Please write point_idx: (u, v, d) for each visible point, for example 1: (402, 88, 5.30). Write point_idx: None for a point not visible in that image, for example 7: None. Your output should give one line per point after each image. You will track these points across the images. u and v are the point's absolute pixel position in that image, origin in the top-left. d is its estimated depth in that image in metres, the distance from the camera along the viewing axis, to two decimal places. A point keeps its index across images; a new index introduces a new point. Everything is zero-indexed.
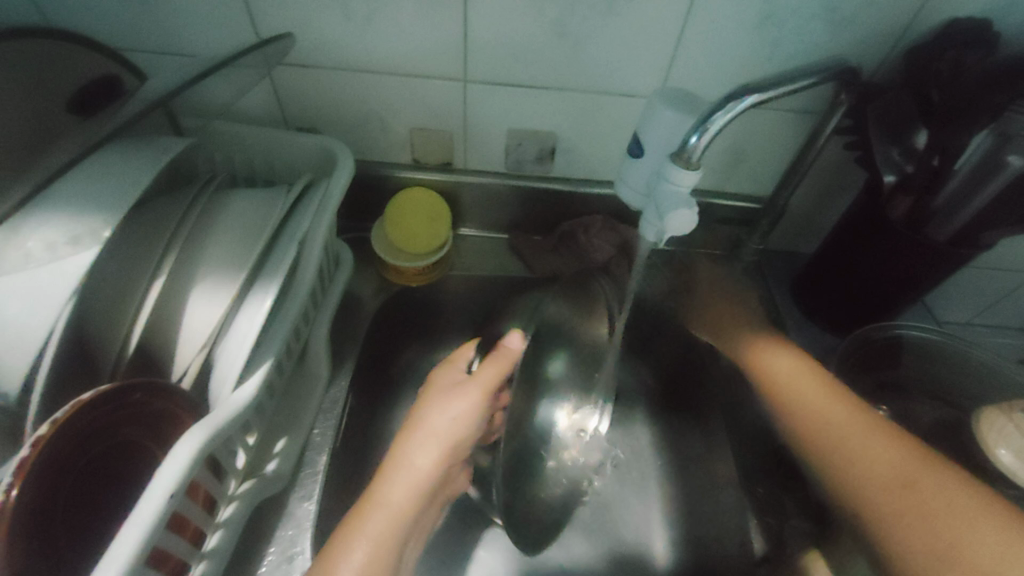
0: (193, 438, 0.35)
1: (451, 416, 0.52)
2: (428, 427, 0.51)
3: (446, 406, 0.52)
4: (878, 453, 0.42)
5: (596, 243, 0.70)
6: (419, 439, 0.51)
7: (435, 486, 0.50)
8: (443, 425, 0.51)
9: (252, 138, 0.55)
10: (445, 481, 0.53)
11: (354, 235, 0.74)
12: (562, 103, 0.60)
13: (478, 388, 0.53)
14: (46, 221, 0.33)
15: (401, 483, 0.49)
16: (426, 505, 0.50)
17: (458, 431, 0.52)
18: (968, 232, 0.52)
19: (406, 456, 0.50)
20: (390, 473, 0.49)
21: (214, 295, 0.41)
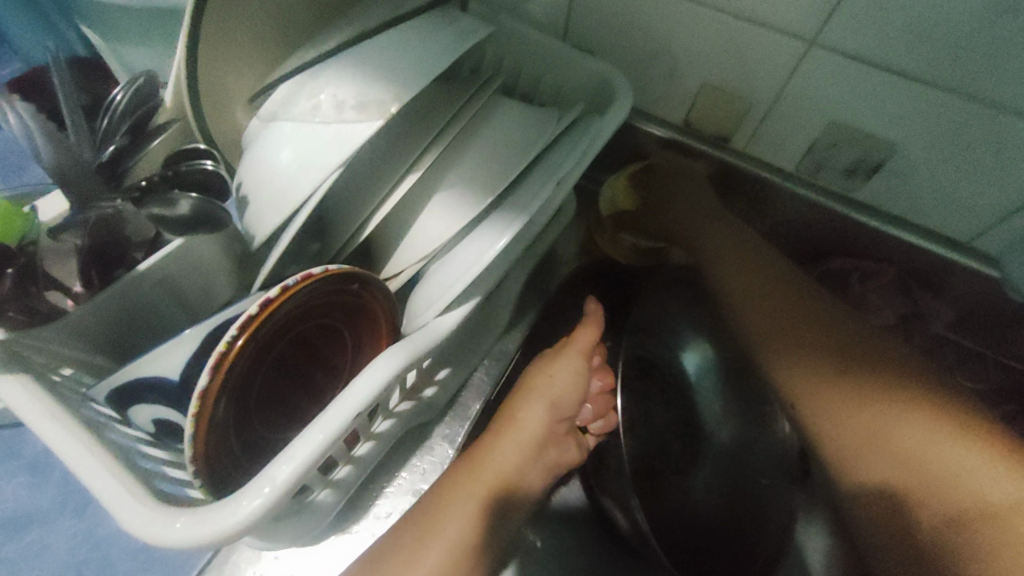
0: (393, 358, 0.32)
1: (559, 380, 0.47)
2: (538, 388, 0.47)
3: (555, 369, 0.48)
4: (938, 444, 0.41)
5: (873, 304, 0.55)
6: (529, 399, 0.47)
7: (538, 447, 0.46)
8: (552, 388, 0.47)
9: (531, 45, 0.48)
10: (554, 448, 0.47)
11: (579, 184, 0.66)
12: (938, 109, 0.43)
13: (576, 352, 0.48)
14: (338, 75, 0.30)
15: (507, 439, 0.45)
16: (531, 469, 0.45)
17: (563, 396, 0.47)
18: None
19: (512, 415, 0.47)
20: (499, 432, 0.46)
21: (451, 211, 0.37)
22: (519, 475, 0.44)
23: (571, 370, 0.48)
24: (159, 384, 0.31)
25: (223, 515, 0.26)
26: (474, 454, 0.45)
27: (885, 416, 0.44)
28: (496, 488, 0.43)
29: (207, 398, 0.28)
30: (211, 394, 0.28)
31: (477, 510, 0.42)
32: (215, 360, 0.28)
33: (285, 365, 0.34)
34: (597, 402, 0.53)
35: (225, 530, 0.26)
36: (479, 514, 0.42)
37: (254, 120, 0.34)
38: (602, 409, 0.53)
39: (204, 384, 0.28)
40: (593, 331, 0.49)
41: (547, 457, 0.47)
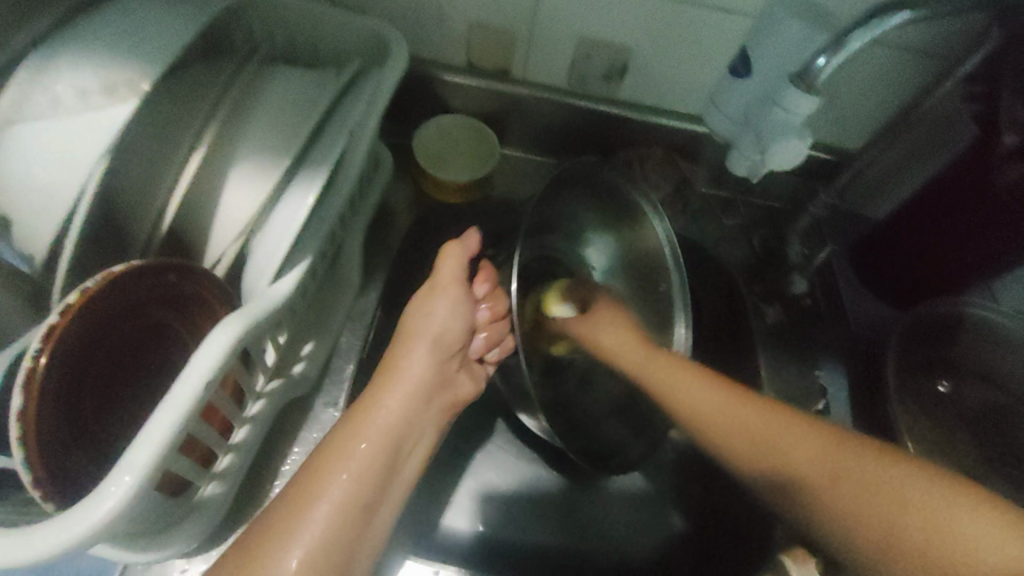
0: (232, 323, 0.32)
1: (439, 317, 0.49)
2: (418, 327, 0.48)
3: (434, 307, 0.49)
4: (787, 443, 0.42)
5: (653, 179, 0.64)
6: (413, 345, 0.48)
7: (426, 391, 0.46)
8: (433, 327, 0.49)
9: (294, 10, 0.48)
10: (445, 387, 0.49)
11: (393, 141, 0.68)
12: (649, 10, 0.52)
13: (451, 283, 0.49)
14: (74, 64, 0.29)
15: (392, 389, 0.45)
16: (420, 416, 0.46)
17: (443, 333, 0.49)
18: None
19: (397, 365, 0.47)
20: (384, 383, 0.46)
21: (253, 182, 0.38)
22: (406, 423, 0.44)
23: (451, 301, 0.49)
24: None
25: (84, 515, 0.26)
26: (352, 415, 0.43)
27: (701, 395, 0.46)
28: (386, 441, 0.42)
29: (27, 417, 0.27)
30: (31, 413, 0.27)
31: (371, 464, 0.40)
32: (24, 379, 0.27)
33: (118, 372, 0.33)
34: (493, 330, 0.54)
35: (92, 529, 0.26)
36: (371, 471, 0.40)
37: None
38: (497, 335, 0.55)
39: (19, 407, 0.27)
40: (460, 258, 0.50)
41: (437, 399, 0.48)
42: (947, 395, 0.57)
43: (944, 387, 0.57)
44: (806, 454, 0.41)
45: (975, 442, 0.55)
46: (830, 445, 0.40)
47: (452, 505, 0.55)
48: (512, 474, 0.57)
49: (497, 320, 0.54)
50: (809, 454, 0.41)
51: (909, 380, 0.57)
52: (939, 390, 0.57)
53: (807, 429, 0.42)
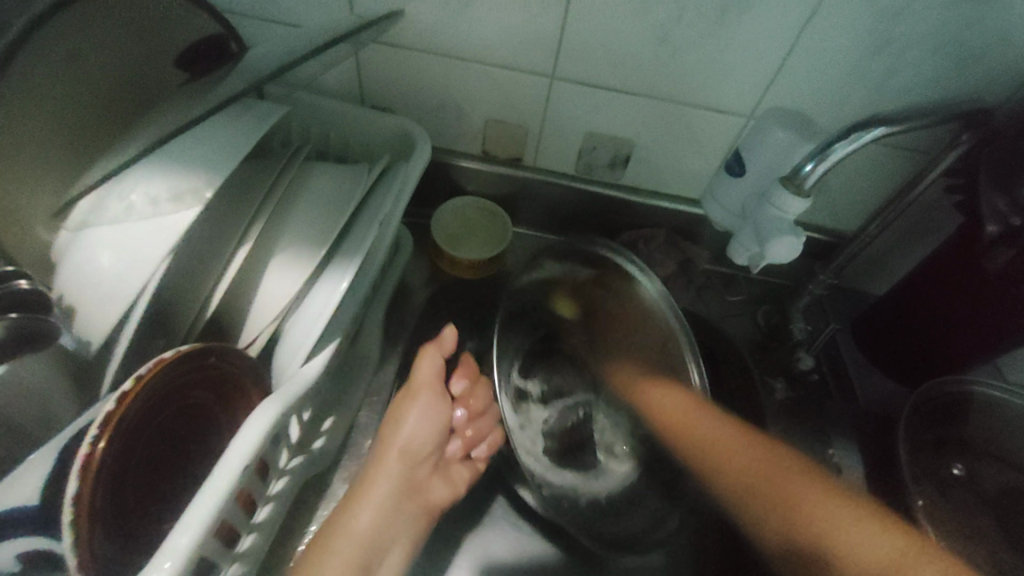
0: (266, 412, 0.34)
1: (409, 427, 0.50)
2: (390, 438, 0.50)
3: (406, 414, 0.50)
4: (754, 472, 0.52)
5: (658, 258, 0.67)
6: (385, 464, 0.50)
7: (396, 501, 0.49)
8: (401, 439, 0.50)
9: (332, 112, 0.54)
10: (416, 493, 0.50)
11: (413, 221, 0.73)
12: (647, 111, 0.58)
13: (428, 390, 0.50)
14: (149, 174, 0.33)
15: (371, 498, 0.48)
16: (392, 523, 0.49)
17: (412, 442, 0.50)
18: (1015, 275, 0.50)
19: (371, 480, 0.49)
20: (357, 496, 0.49)
21: (291, 270, 0.41)
22: (376, 539, 0.47)
23: (422, 408, 0.50)
24: (20, 513, 0.30)
25: None
26: (332, 523, 0.47)
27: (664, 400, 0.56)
28: (359, 551, 0.46)
29: (81, 502, 0.29)
30: (84, 498, 0.29)
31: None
32: (81, 465, 0.29)
33: (158, 453, 0.35)
34: (476, 428, 0.55)
35: None
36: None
37: (64, 233, 0.35)
38: (481, 432, 0.55)
39: (74, 491, 0.28)
40: (436, 360, 0.50)
41: (413, 504, 0.50)
42: (963, 478, 0.57)
43: (958, 469, 0.57)
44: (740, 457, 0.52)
45: (999, 528, 0.54)
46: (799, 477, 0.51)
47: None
48: (522, 549, 0.56)
49: (478, 418, 0.54)
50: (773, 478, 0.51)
51: (923, 459, 0.57)
52: (954, 473, 0.57)
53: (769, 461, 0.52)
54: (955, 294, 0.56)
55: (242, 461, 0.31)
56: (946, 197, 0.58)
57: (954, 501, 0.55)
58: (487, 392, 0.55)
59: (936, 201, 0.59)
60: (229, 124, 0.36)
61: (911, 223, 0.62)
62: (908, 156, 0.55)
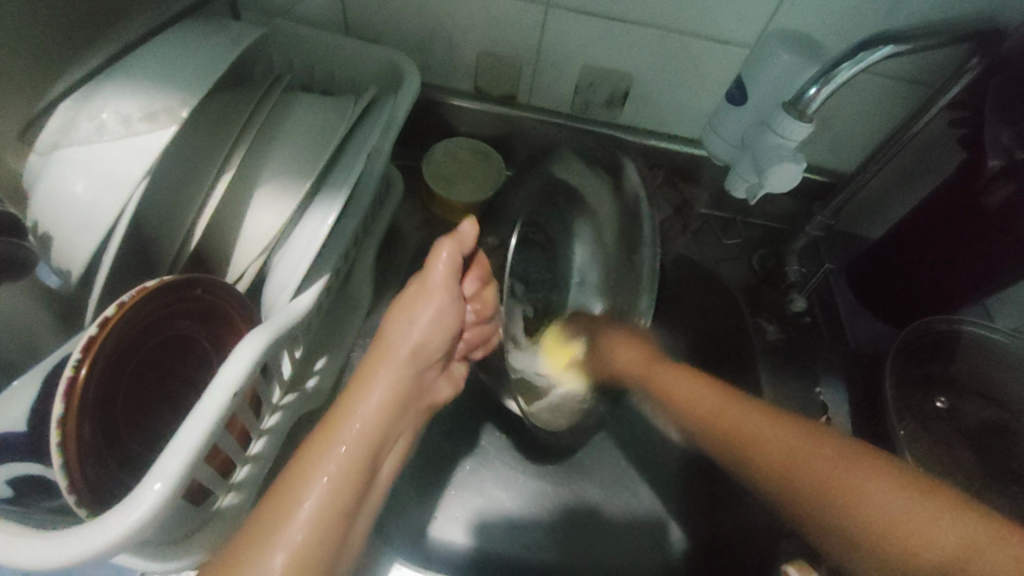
0: (256, 339, 0.34)
1: (420, 326, 0.45)
2: (398, 335, 0.45)
3: (416, 315, 0.45)
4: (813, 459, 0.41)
5: (654, 200, 0.65)
6: (389, 359, 0.45)
7: (405, 401, 0.44)
8: (410, 338, 0.45)
9: (314, 41, 0.51)
10: (420, 396, 0.47)
11: (403, 164, 0.71)
12: (646, 41, 0.55)
13: (441, 288, 0.45)
14: (119, 93, 0.31)
15: (375, 386, 0.43)
16: (398, 422, 0.44)
17: (424, 344, 0.46)
18: (1014, 209, 0.50)
19: (369, 377, 0.44)
20: (359, 389, 0.43)
21: (276, 201, 0.39)
22: (382, 434, 0.42)
23: (436, 310, 0.46)
24: (7, 437, 0.30)
25: (123, 517, 0.28)
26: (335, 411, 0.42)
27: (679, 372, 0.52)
28: (365, 451, 0.40)
29: (69, 423, 0.29)
30: (72, 419, 0.29)
31: (354, 466, 0.39)
32: (65, 388, 0.29)
33: (145, 383, 0.35)
34: (478, 332, 0.51)
35: (125, 529, 0.27)
36: (348, 484, 0.38)
37: (33, 157, 0.33)
38: (483, 335, 0.52)
39: (61, 412, 0.28)
40: (455, 254, 0.45)
41: (416, 404, 0.47)
42: (945, 411, 0.58)
43: (940, 402, 0.59)
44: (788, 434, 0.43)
45: (977, 456, 0.56)
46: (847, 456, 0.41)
47: (448, 514, 0.56)
48: (516, 489, 0.58)
49: (485, 321, 0.50)
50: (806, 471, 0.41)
51: (907, 391, 0.58)
52: (937, 407, 0.58)
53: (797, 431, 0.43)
54: (951, 233, 0.55)
55: (235, 384, 0.31)
56: (949, 134, 0.57)
57: (935, 431, 0.57)
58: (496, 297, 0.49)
59: (937, 140, 0.58)
60: (200, 42, 0.34)
61: (912, 162, 0.61)
62: (914, 89, 0.54)
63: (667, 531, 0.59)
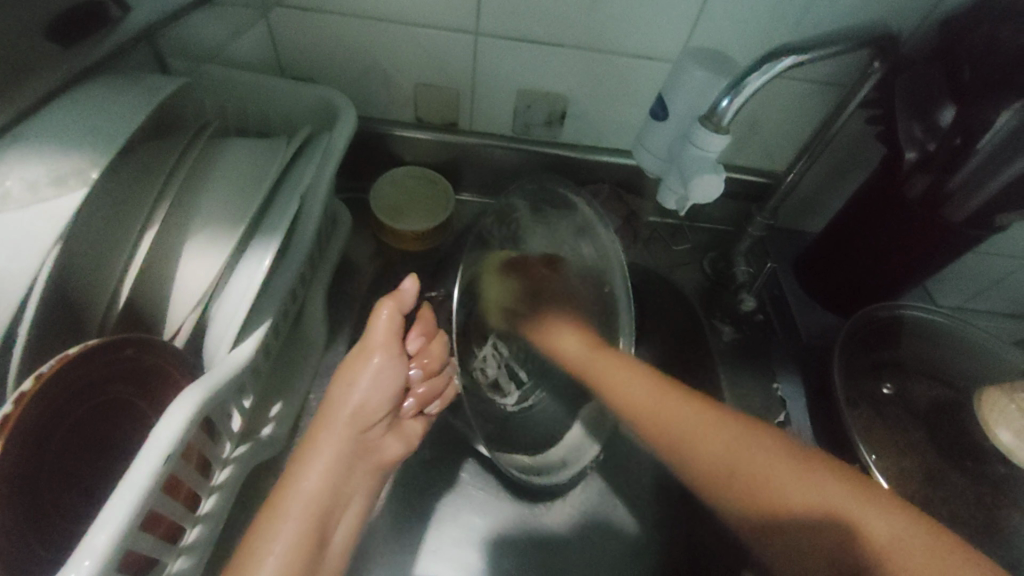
0: (189, 397, 0.33)
1: (360, 389, 0.45)
2: (340, 400, 0.45)
3: (357, 377, 0.45)
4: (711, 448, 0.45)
5: (603, 213, 0.66)
6: (329, 428, 0.45)
7: (347, 462, 0.45)
8: (352, 401, 0.45)
9: (244, 85, 0.51)
10: (369, 455, 0.47)
11: (352, 197, 0.71)
12: (576, 62, 0.57)
13: (381, 343, 0.45)
14: (26, 159, 0.30)
15: (316, 456, 0.44)
16: (346, 481, 0.45)
17: (365, 404, 0.45)
18: (934, 198, 0.52)
19: (315, 442, 0.44)
20: (306, 457, 0.44)
21: (208, 251, 0.39)
22: (327, 496, 0.43)
23: (375, 370, 0.45)
24: None
25: None
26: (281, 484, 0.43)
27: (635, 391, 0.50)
28: (312, 511, 0.42)
29: None
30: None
31: (301, 534, 0.41)
32: None
33: (73, 451, 0.33)
34: (430, 385, 0.50)
35: None
36: (301, 547, 0.40)
37: None
38: (434, 389, 0.50)
39: None
40: (395, 314, 0.45)
41: (363, 465, 0.47)
42: (893, 395, 0.60)
43: (887, 388, 0.61)
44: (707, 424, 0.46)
45: (931, 437, 0.58)
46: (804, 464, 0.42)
47: (426, 548, 0.55)
48: (492, 513, 0.58)
49: (434, 375, 0.49)
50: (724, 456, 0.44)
51: (856, 379, 0.60)
52: (885, 392, 0.60)
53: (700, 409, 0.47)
54: (882, 224, 0.58)
55: (165, 450, 0.30)
56: (870, 131, 0.60)
57: (886, 416, 0.59)
58: (442, 348, 0.48)
59: (860, 136, 0.61)
60: (107, 99, 0.34)
61: (841, 158, 0.63)
62: (832, 90, 0.56)
63: (645, 540, 0.59)
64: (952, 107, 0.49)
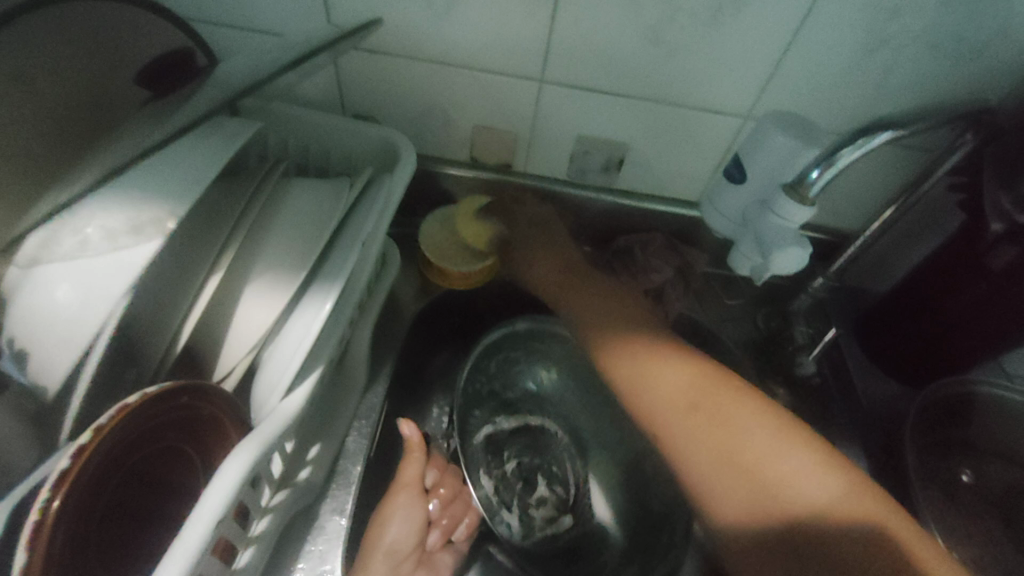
0: (244, 453, 0.32)
1: (394, 528, 0.47)
2: (373, 542, 0.46)
3: (387, 520, 0.47)
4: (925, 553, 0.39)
5: (654, 263, 0.64)
6: None
7: None
8: (384, 542, 0.46)
9: (310, 122, 0.52)
10: None
11: (400, 231, 0.71)
12: (639, 113, 0.56)
13: (411, 489, 0.48)
14: (105, 206, 0.31)
15: None
16: None
17: (397, 544, 0.46)
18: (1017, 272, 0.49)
19: None
20: None
21: (268, 295, 0.38)
22: None
23: (403, 511, 0.48)
24: None
25: None
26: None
27: (671, 377, 0.49)
28: None
29: (33, 569, 0.26)
30: (36, 564, 0.26)
31: None
32: (32, 529, 0.26)
33: (126, 499, 0.32)
34: (451, 513, 0.52)
35: None
36: None
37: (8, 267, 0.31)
38: (456, 516, 0.52)
39: (25, 558, 0.26)
40: (419, 461, 0.48)
41: None
42: (970, 484, 0.56)
43: (965, 475, 0.56)
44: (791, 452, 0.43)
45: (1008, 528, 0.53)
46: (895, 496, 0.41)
47: None
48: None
49: (453, 503, 0.52)
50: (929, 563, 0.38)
51: (928, 462, 0.56)
52: (962, 479, 0.56)
53: (813, 458, 0.43)
54: (956, 295, 0.54)
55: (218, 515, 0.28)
56: (946, 195, 0.57)
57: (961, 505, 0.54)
58: (459, 480, 0.53)
59: (934, 200, 0.58)
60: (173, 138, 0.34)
61: (913, 221, 0.60)
62: (909, 153, 0.54)
63: None
64: None
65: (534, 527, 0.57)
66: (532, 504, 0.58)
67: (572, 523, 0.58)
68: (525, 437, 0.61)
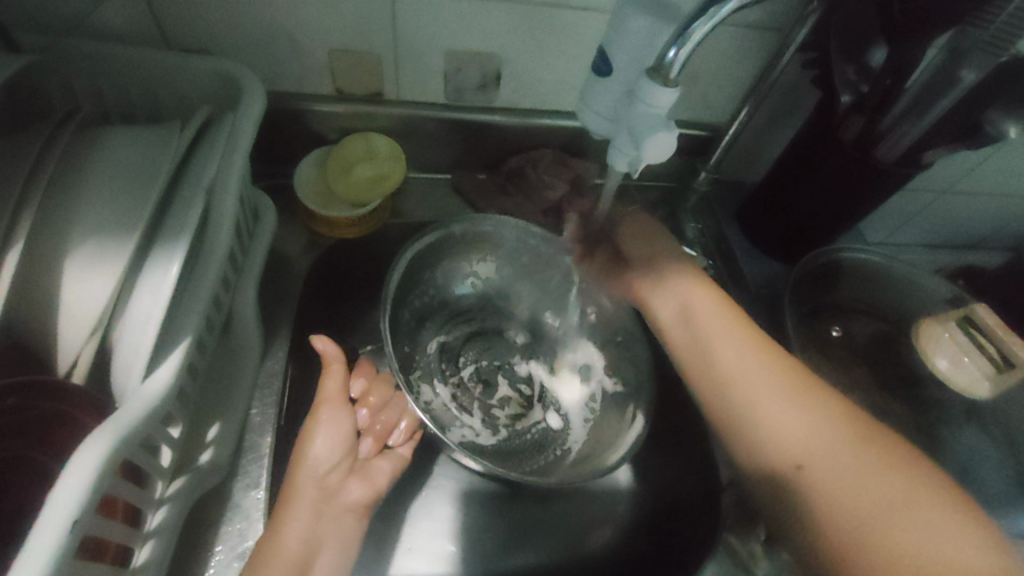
0: (96, 444, 0.28)
1: (318, 443, 0.45)
2: (299, 459, 0.45)
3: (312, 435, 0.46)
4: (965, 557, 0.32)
5: (548, 180, 0.63)
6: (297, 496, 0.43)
7: (325, 512, 0.43)
8: (310, 460, 0.45)
9: (120, 60, 0.43)
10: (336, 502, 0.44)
11: (274, 183, 0.64)
12: (506, 18, 0.52)
13: (336, 400, 0.47)
14: None
15: (293, 518, 0.42)
16: (331, 530, 0.43)
17: (323, 459, 0.45)
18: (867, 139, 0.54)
19: (287, 511, 0.42)
20: (281, 515, 0.42)
21: (94, 267, 0.32)
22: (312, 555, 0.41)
23: (328, 422, 0.46)
24: None
25: None
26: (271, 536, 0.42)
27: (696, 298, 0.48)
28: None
29: None
30: None
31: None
32: None
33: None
34: (385, 419, 0.51)
35: None
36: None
37: None
38: (391, 420, 0.51)
39: None
40: (339, 373, 0.47)
41: (337, 511, 0.44)
42: (839, 337, 0.62)
43: (835, 331, 0.62)
44: (907, 471, 0.36)
45: (871, 370, 0.60)
46: (861, 440, 0.38)
47: (401, 545, 0.51)
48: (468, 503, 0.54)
49: (383, 409, 0.51)
50: (870, 512, 0.35)
51: (806, 325, 0.62)
52: (831, 334, 0.62)
53: (916, 469, 0.36)
54: (814, 171, 0.58)
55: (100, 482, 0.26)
56: (803, 76, 0.60)
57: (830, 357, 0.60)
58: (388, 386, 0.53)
59: (795, 82, 0.61)
60: None
61: (780, 106, 0.64)
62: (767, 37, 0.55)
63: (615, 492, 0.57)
64: (885, 45, 0.49)
65: (498, 426, 0.57)
66: (495, 404, 0.57)
67: (540, 417, 0.57)
68: (480, 340, 0.60)
